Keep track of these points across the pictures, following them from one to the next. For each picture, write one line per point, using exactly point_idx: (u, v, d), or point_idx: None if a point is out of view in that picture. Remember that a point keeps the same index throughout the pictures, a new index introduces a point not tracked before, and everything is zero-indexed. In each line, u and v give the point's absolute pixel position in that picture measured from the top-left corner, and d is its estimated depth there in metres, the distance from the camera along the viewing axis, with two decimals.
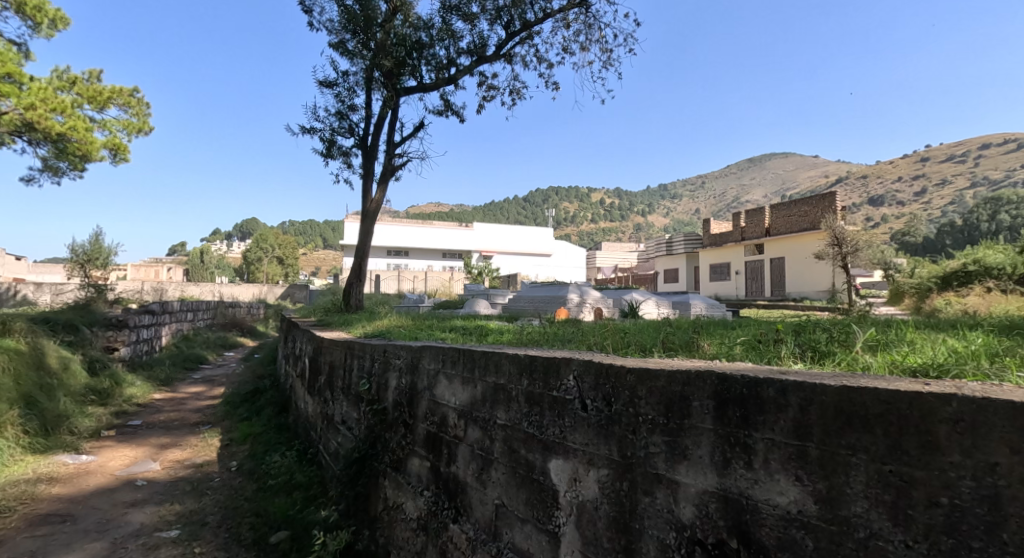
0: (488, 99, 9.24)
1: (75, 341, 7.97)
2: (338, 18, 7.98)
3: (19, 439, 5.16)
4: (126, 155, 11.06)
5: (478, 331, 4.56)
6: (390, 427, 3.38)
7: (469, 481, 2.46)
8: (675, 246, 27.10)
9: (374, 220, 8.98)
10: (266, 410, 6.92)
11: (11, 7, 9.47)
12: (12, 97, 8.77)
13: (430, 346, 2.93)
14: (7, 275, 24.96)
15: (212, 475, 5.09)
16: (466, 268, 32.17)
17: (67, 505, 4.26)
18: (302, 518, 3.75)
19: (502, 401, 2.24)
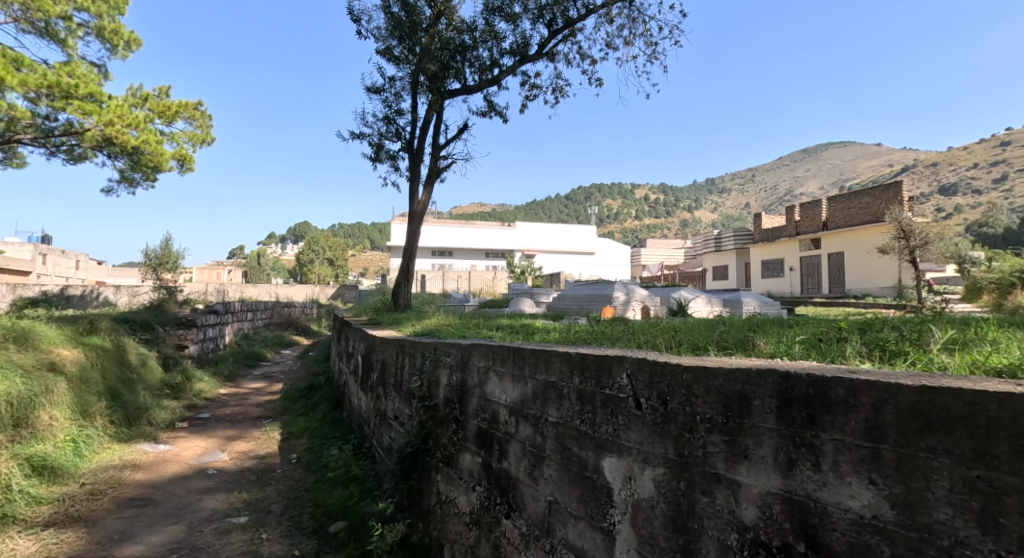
0: (531, 98, 9.26)
1: (151, 339, 8.59)
2: (384, 25, 8.22)
3: (106, 428, 5.62)
4: (192, 165, 11.76)
5: (525, 329, 4.56)
6: (441, 423, 3.45)
7: (521, 477, 2.48)
8: (724, 242, 26.24)
9: (421, 221, 9.16)
10: (322, 406, 7.21)
11: (92, 32, 10.33)
12: (94, 115, 9.63)
13: (480, 344, 2.97)
14: (92, 278, 27.31)
15: (274, 466, 5.36)
16: (509, 267, 32.32)
17: (148, 490, 4.60)
18: (358, 509, 3.90)
19: (553, 398, 2.25)
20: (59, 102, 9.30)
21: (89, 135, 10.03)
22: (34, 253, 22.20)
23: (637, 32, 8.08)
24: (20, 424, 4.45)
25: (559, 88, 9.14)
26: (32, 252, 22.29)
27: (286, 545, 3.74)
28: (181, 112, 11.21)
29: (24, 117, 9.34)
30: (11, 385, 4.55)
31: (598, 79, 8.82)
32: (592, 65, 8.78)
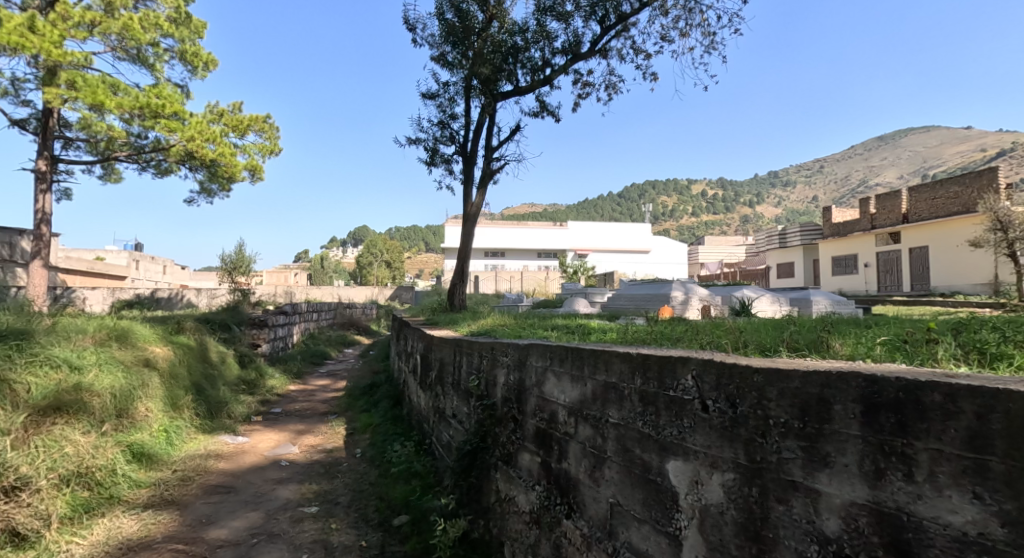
0: (584, 96, 9.18)
1: (229, 338, 9.21)
2: (438, 32, 8.40)
3: (192, 420, 6.07)
4: (262, 175, 12.49)
5: (581, 329, 4.52)
6: (500, 422, 3.48)
7: (581, 478, 2.46)
8: (789, 238, 24.92)
9: (475, 223, 9.28)
10: (383, 403, 7.47)
11: (176, 55, 11.21)
12: (177, 132, 10.46)
13: (537, 343, 2.98)
14: (176, 282, 29.66)
15: (341, 460, 5.60)
16: (562, 266, 32.19)
17: (230, 479, 4.93)
18: (421, 504, 4.00)
19: (613, 399, 2.22)
20: (148, 120, 10.17)
21: (173, 151, 10.89)
22: (128, 259, 24.41)
23: (694, 22, 7.83)
24: (122, 414, 4.89)
25: (612, 84, 9.00)
26: (127, 258, 24.53)
27: (354, 535, 3.90)
28: (252, 126, 11.95)
29: (120, 136, 10.26)
30: (115, 379, 5.00)
31: (653, 73, 8.61)
32: (647, 59, 8.59)
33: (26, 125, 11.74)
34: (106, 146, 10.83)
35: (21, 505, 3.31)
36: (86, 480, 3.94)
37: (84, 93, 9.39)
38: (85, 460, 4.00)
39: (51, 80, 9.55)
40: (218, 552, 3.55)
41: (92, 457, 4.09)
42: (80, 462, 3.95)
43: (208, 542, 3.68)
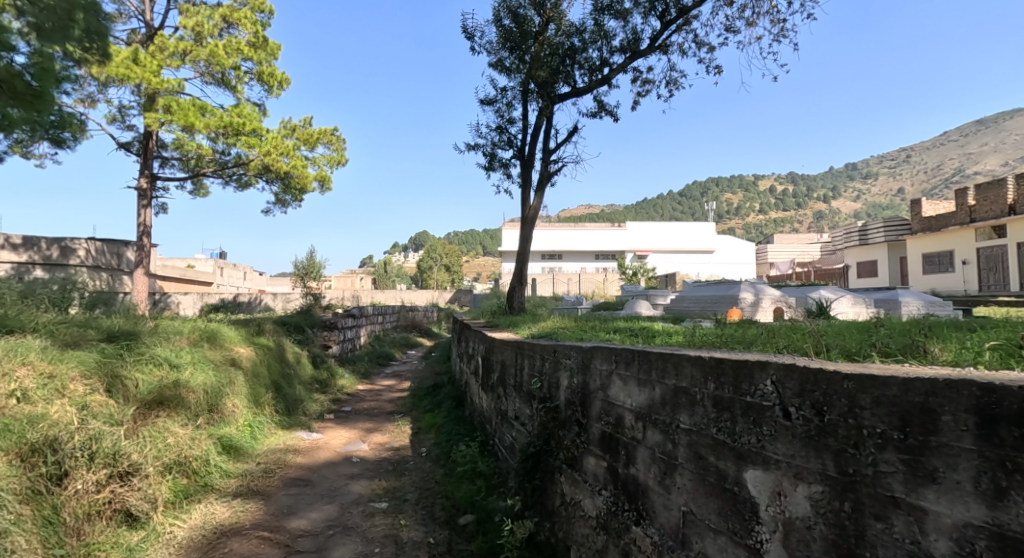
0: (644, 94, 8.99)
1: (303, 340, 9.75)
2: (496, 39, 8.52)
3: (272, 416, 6.48)
4: (330, 185, 13.19)
5: (644, 332, 4.39)
6: (563, 425, 3.46)
7: (651, 484, 2.40)
8: (871, 234, 23.12)
9: (533, 225, 9.30)
10: (446, 403, 7.64)
11: (254, 77, 12.04)
12: (256, 147, 11.28)
13: (602, 346, 2.94)
14: (254, 286, 31.90)
15: (407, 458, 5.78)
16: (622, 268, 31.64)
17: (306, 473, 5.22)
18: (486, 505, 4.06)
19: (684, 404, 2.15)
20: (231, 138, 11.02)
21: (253, 165, 11.71)
22: (214, 267, 26.48)
23: (761, 10, 7.47)
24: (213, 409, 5.29)
25: (673, 79, 8.75)
26: (213, 265, 26.64)
27: (422, 532, 4.00)
28: (321, 139, 12.64)
29: (207, 154, 11.16)
30: (207, 376, 5.42)
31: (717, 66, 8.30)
32: (710, 52, 8.29)
33: (130, 147, 13.02)
34: (196, 164, 11.80)
35: (134, 488, 3.66)
36: (185, 469, 4.30)
37: (177, 116, 10.32)
38: (184, 450, 4.36)
39: (151, 105, 10.55)
40: (299, 542, 3.77)
41: (189, 448, 4.46)
42: (180, 452, 4.31)
43: (289, 532, 3.91)
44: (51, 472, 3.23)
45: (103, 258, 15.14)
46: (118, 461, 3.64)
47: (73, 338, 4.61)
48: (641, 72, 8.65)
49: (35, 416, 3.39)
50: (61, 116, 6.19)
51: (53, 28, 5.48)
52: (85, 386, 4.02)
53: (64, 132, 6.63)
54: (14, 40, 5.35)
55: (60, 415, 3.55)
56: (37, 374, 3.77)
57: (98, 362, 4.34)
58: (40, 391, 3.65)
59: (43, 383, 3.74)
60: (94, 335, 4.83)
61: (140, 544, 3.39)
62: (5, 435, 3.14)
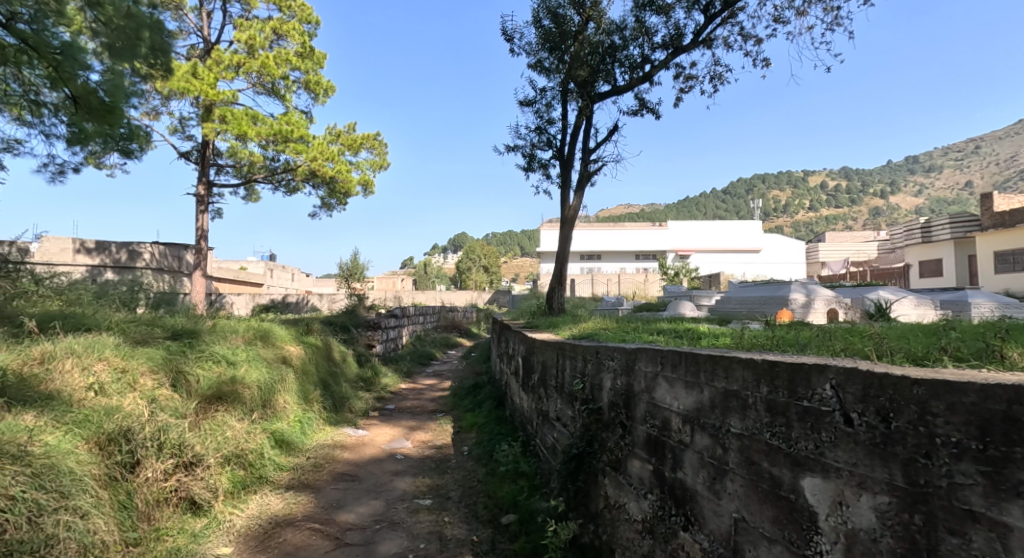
0: (687, 90, 8.79)
1: (348, 339, 10.05)
2: (535, 40, 8.52)
3: (320, 413, 6.71)
4: (373, 189, 13.56)
5: (690, 334, 4.28)
6: (607, 426, 3.43)
7: (699, 489, 2.35)
8: (935, 231, 21.72)
9: (573, 226, 9.25)
10: (487, 403, 7.70)
11: (301, 85, 12.51)
12: (303, 153, 11.76)
13: (646, 348, 2.90)
14: (300, 288, 33.18)
15: (449, 456, 5.86)
16: (663, 268, 31.05)
17: (354, 468, 5.38)
18: (528, 505, 4.07)
19: (735, 407, 2.09)
20: (280, 145, 11.51)
21: (300, 171, 12.20)
22: (265, 268, 27.75)
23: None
24: (266, 405, 5.54)
25: (718, 75, 8.50)
26: (264, 267, 27.91)
27: (466, 530, 4.05)
28: (365, 144, 13.00)
29: (259, 161, 11.69)
30: (261, 373, 5.67)
31: (765, 59, 8.02)
32: (757, 45, 8.01)
33: (189, 156, 13.80)
34: (248, 170, 12.38)
35: (197, 478, 3.87)
36: (242, 461, 4.51)
37: (231, 125, 10.85)
38: (241, 443, 4.57)
39: (208, 116, 11.15)
40: (347, 534, 3.89)
41: (246, 441, 4.67)
42: (237, 444, 4.53)
43: (338, 524, 4.04)
44: (125, 460, 3.45)
45: (166, 261, 16.11)
46: (184, 452, 3.86)
47: (142, 335, 4.92)
48: (684, 67, 8.45)
49: (111, 407, 3.65)
50: (130, 128, 6.65)
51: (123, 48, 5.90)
52: (153, 380, 4.29)
53: (132, 143, 7.11)
54: (89, 60, 5.77)
55: (133, 407, 3.80)
56: (112, 368, 4.04)
57: (164, 359, 4.61)
58: (114, 384, 3.91)
59: (117, 377, 4.00)
60: (160, 333, 5.15)
61: (204, 531, 3.58)
62: (85, 425, 3.39)
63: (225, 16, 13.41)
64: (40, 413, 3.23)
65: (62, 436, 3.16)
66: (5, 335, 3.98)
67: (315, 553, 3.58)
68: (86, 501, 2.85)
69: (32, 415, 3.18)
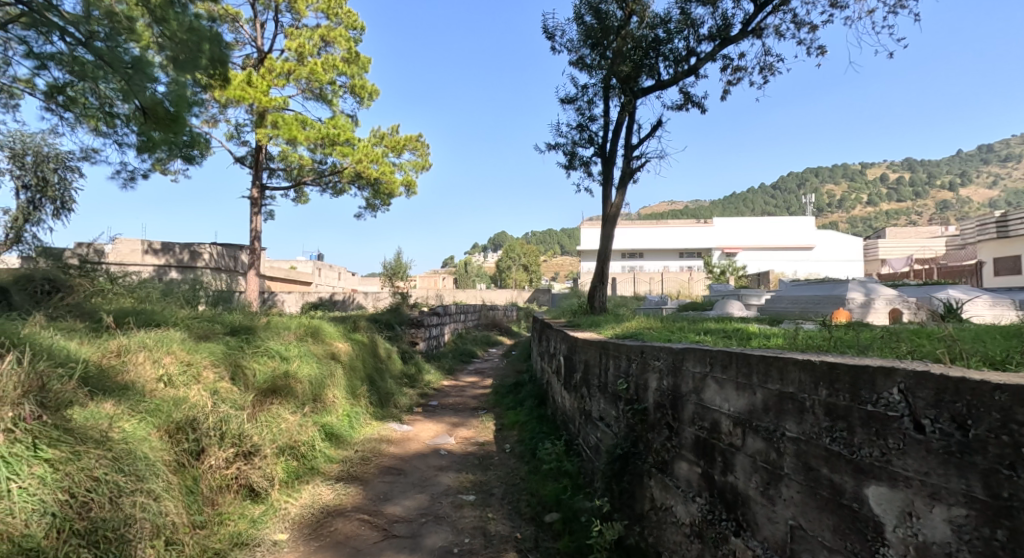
0: (735, 82, 8.52)
1: (393, 336, 10.29)
2: (577, 36, 8.44)
3: (367, 408, 6.90)
4: (415, 189, 13.83)
5: (739, 334, 4.15)
6: (652, 428, 3.37)
7: (752, 494, 2.27)
8: (1011, 226, 20.13)
9: (614, 224, 9.11)
10: (529, 401, 7.71)
11: (347, 89, 12.88)
12: (349, 156, 12.11)
13: (694, 348, 2.83)
14: (346, 286, 34.26)
15: (492, 453, 5.91)
16: (708, 267, 30.16)
17: (399, 462, 5.50)
18: (572, 504, 4.05)
19: (791, 410, 2.02)
20: (327, 148, 11.91)
21: (347, 172, 12.60)
22: (313, 268, 28.86)
23: None
24: (317, 399, 5.75)
25: (769, 65, 8.18)
26: (312, 267, 29.00)
27: (509, 527, 4.07)
28: (407, 145, 13.27)
29: (308, 165, 12.14)
30: (312, 369, 5.89)
31: (820, 47, 7.66)
32: (812, 32, 7.66)
33: (244, 161, 14.46)
34: (298, 173, 12.87)
35: (255, 466, 4.06)
36: (295, 453, 4.69)
37: (283, 130, 11.31)
38: (294, 435, 4.77)
39: (261, 122, 11.66)
40: (395, 526, 3.99)
41: (298, 433, 4.87)
42: (291, 436, 4.73)
43: (386, 516, 4.15)
44: (192, 448, 3.67)
45: (224, 260, 16.97)
46: (243, 442, 4.07)
47: (203, 331, 5.20)
48: (732, 59, 8.18)
49: (178, 398, 3.88)
50: (192, 136, 7.01)
51: (186, 60, 6.23)
52: (214, 373, 4.52)
53: (193, 150, 7.50)
54: (157, 73, 6.14)
55: (198, 398, 4.02)
56: (179, 361, 4.31)
57: (224, 353, 4.86)
58: (181, 376, 4.16)
59: (183, 369, 4.25)
60: (220, 329, 5.43)
61: (262, 517, 3.76)
62: (156, 414, 3.61)
63: (277, 26, 13.97)
64: (117, 402, 3.47)
65: (137, 424, 3.38)
66: (85, 329, 4.29)
67: (365, 543, 3.69)
68: (158, 485, 3.04)
69: (111, 403, 3.41)
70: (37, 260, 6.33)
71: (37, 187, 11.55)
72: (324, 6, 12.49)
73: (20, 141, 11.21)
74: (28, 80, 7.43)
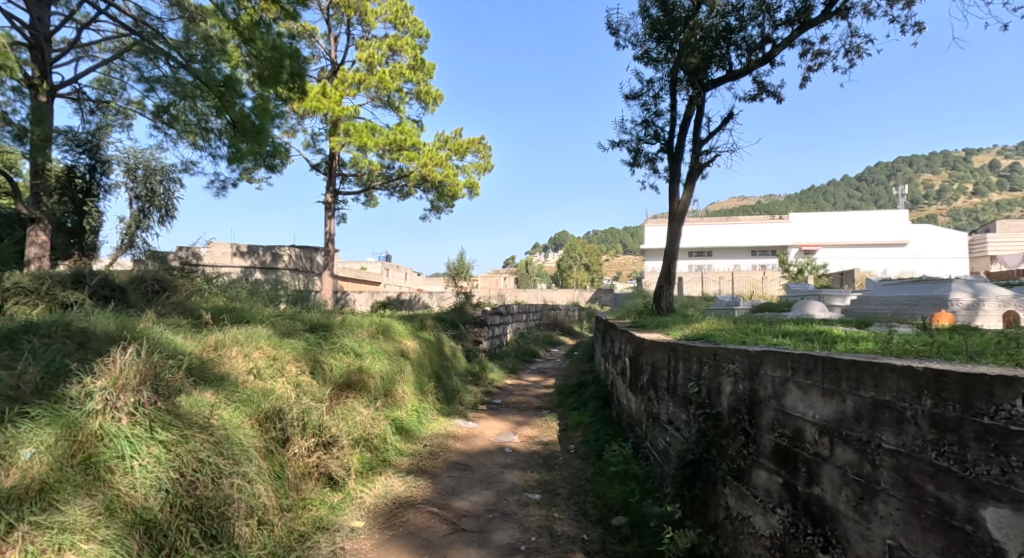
0: (816, 68, 7.97)
1: (458, 335, 10.51)
2: (642, 30, 8.24)
3: (434, 404, 7.10)
4: (478, 191, 14.06)
5: (824, 337, 3.87)
6: (726, 434, 3.23)
7: (842, 509, 2.12)
8: None
9: (682, 221, 8.80)
10: (593, 402, 7.61)
11: (413, 95, 13.31)
12: (415, 160, 12.53)
13: (774, 351, 2.68)
14: (412, 287, 35.54)
15: (557, 453, 5.89)
16: (784, 265, 28.45)
17: (466, 458, 5.62)
18: (640, 508, 3.98)
19: (888, 420, 1.86)
20: (395, 153, 12.35)
21: (413, 176, 13.04)
22: (382, 268, 30.17)
23: None
24: (388, 394, 5.98)
25: (855, 47, 7.56)
26: (381, 267, 30.31)
27: (576, 528, 4.05)
28: (470, 148, 13.51)
29: (377, 170, 12.65)
30: (383, 365, 6.13)
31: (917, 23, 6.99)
32: (907, 8, 7.00)
33: (319, 167, 15.30)
34: (368, 178, 13.47)
35: (333, 456, 4.30)
36: (369, 445, 4.91)
37: (354, 137, 11.87)
38: (368, 428, 5.00)
39: (335, 130, 12.30)
40: (463, 520, 4.08)
41: (371, 426, 5.09)
42: (365, 429, 4.95)
43: (455, 510, 4.25)
44: (279, 436, 3.92)
45: (301, 262, 18.07)
46: (322, 432, 4.31)
47: (286, 328, 5.56)
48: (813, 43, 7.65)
49: (267, 390, 4.18)
50: (274, 146, 7.49)
51: (269, 75, 6.67)
52: (297, 367, 4.83)
53: (276, 159, 8.03)
54: (244, 89, 6.63)
55: (283, 390, 4.31)
56: (266, 355, 4.62)
57: (305, 349, 5.17)
58: (268, 369, 4.48)
59: (270, 362, 4.57)
60: (300, 326, 5.78)
61: (340, 504, 3.97)
62: (249, 404, 3.89)
63: (349, 39, 14.69)
64: (216, 391, 3.77)
65: (232, 412, 3.67)
66: (188, 324, 4.72)
67: (435, 535, 3.80)
68: (252, 469, 3.27)
69: (211, 392, 3.71)
70: (146, 263, 7.06)
71: (146, 197, 12.85)
72: (391, 16, 12.97)
73: (133, 156, 12.49)
74: (139, 101, 8.28)
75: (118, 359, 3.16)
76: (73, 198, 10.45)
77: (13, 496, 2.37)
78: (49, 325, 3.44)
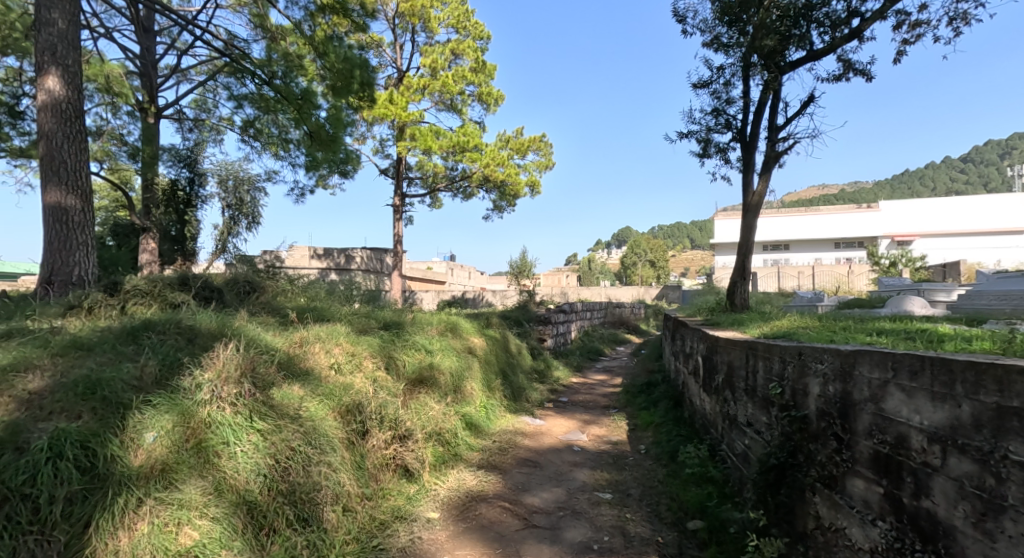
0: (912, 40, 7.25)
1: (523, 332, 10.56)
2: (712, 15, 7.86)
3: (502, 401, 7.18)
4: (539, 189, 14.07)
5: (927, 335, 3.51)
6: (815, 439, 3.01)
7: (958, 525, 1.91)
8: None
9: (757, 213, 8.32)
10: (663, 402, 7.39)
11: (476, 97, 13.49)
12: (478, 161, 12.72)
13: (871, 351, 2.47)
14: (477, 286, 36.26)
15: (627, 453, 5.77)
16: (873, 258, 26.19)
17: (535, 455, 5.63)
18: (718, 513, 3.79)
19: (1017, 429, 1.66)
20: (458, 155, 12.59)
21: (476, 176, 13.26)
22: (448, 268, 30.95)
23: None
24: (457, 390, 6.12)
25: (960, 14, 6.80)
26: (447, 267, 31.06)
27: (651, 529, 3.94)
28: (532, 147, 13.51)
29: (442, 172, 12.98)
30: (452, 362, 6.27)
31: None
32: None
33: (388, 172, 15.90)
34: (433, 181, 13.83)
35: (409, 449, 4.45)
36: (441, 439, 5.05)
37: (419, 141, 12.22)
38: (440, 423, 5.13)
39: (402, 135, 12.72)
40: (535, 517, 4.09)
41: (443, 422, 5.23)
42: (437, 424, 5.09)
43: (526, 506, 4.27)
44: (358, 428, 4.10)
45: (373, 263, 18.89)
46: (398, 426, 4.47)
47: (362, 325, 5.82)
48: (909, 13, 6.96)
49: (347, 384, 4.38)
50: (347, 153, 7.87)
51: (341, 86, 6.94)
52: (373, 363, 5.04)
53: (348, 166, 8.44)
54: (318, 101, 7.01)
55: (362, 385, 4.52)
56: (345, 351, 4.87)
57: (379, 346, 5.38)
58: (347, 364, 4.72)
59: (348, 358, 4.81)
60: (374, 324, 6.03)
61: (416, 496, 4.10)
62: (331, 397, 4.10)
63: (414, 47, 15.16)
64: (302, 385, 4.01)
65: (318, 405, 3.89)
66: (275, 323, 5.06)
67: (508, 529, 3.84)
68: (336, 458, 3.45)
69: (298, 386, 3.95)
70: (236, 266, 7.67)
71: (236, 206, 13.92)
72: (454, 21, 13.24)
73: (225, 168, 13.57)
74: (229, 117, 9.00)
75: (222, 354, 3.47)
76: (177, 208, 11.54)
77: (141, 473, 2.63)
78: (163, 323, 3.77)
